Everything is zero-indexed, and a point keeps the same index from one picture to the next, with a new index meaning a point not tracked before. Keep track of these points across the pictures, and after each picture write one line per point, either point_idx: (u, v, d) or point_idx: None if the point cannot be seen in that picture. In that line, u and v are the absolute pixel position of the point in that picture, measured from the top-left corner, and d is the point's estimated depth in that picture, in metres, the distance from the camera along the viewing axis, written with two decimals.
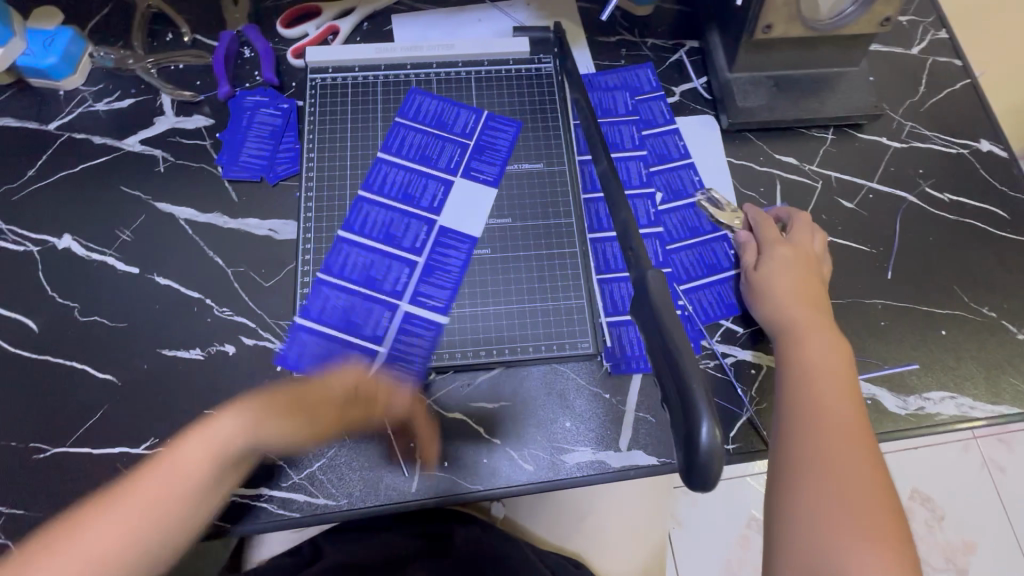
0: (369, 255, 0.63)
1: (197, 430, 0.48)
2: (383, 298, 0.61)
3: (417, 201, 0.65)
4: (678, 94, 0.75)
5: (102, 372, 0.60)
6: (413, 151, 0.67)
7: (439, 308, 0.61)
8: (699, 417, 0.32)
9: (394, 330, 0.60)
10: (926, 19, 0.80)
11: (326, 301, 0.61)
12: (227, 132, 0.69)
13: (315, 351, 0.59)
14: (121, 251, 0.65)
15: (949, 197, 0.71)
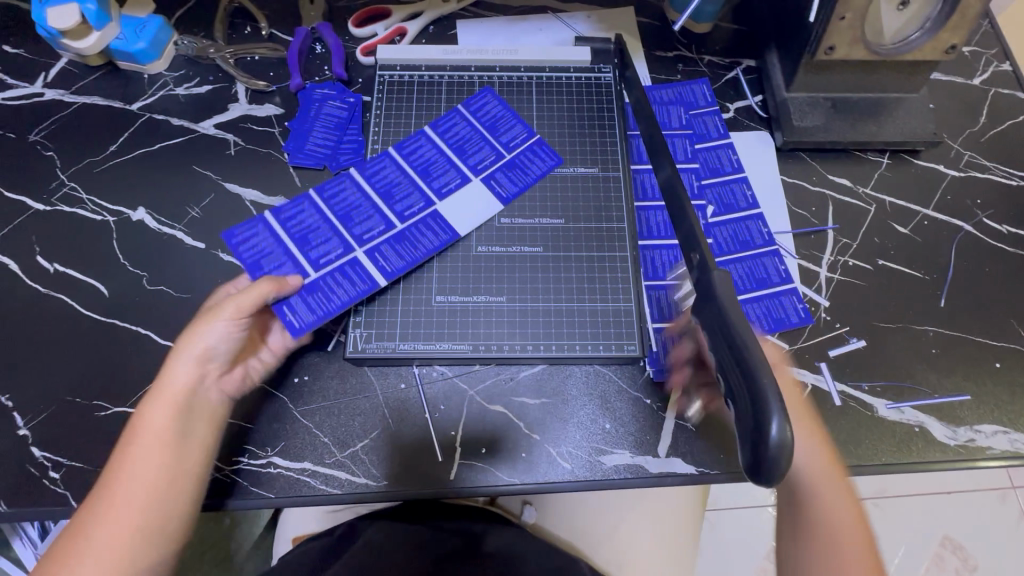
0: (356, 202, 0.65)
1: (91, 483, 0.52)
2: (350, 233, 0.64)
3: (426, 181, 0.67)
4: (733, 111, 0.76)
5: (164, 339, 0.63)
6: (447, 138, 0.69)
7: (387, 270, 0.62)
8: (770, 415, 0.33)
9: (348, 266, 0.62)
10: (990, 51, 0.80)
11: (294, 217, 0.64)
12: (294, 126, 0.72)
13: (264, 244, 0.63)
14: (190, 226, 0.68)
15: (1007, 229, 0.70)
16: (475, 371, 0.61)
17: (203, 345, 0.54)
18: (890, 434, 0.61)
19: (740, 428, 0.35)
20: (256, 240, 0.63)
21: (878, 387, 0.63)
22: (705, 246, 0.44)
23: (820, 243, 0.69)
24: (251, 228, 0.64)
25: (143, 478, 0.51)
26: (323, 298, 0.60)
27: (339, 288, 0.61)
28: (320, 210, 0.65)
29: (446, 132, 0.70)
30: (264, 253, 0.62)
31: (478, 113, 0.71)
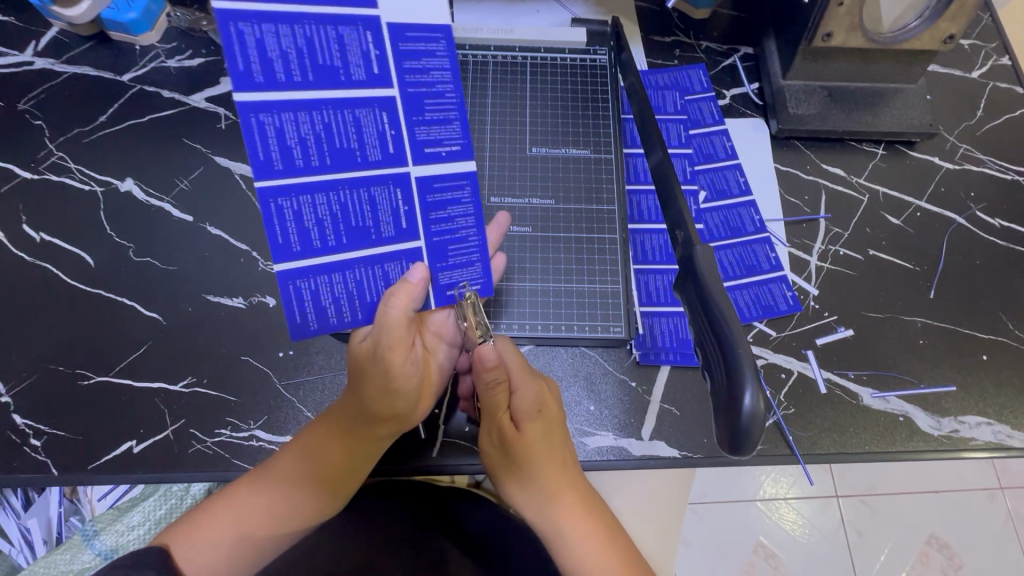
0: (387, 178, 0.51)
1: (296, 464, 0.52)
2: (415, 211, 0.53)
3: (429, 128, 0.52)
4: (728, 98, 0.75)
5: (149, 310, 0.62)
6: (405, 69, 0.50)
7: (472, 222, 0.55)
8: (743, 385, 0.33)
9: (446, 242, 0.54)
10: (989, 45, 0.79)
11: (351, 236, 0.51)
12: (247, 107, 0.45)
13: (338, 287, 0.52)
14: (178, 198, 0.68)
15: (1000, 223, 0.70)
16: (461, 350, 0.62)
17: (361, 379, 0.51)
18: (874, 423, 0.61)
19: (714, 399, 0.35)
20: (330, 292, 0.52)
21: (864, 375, 0.62)
22: (689, 221, 0.43)
23: (812, 231, 0.69)
24: (303, 288, 0.51)
25: (285, 495, 0.52)
26: (454, 265, 0.55)
27: (457, 253, 0.55)
28: (367, 210, 0.51)
29: (388, 49, 0.49)
30: (346, 296, 0.52)
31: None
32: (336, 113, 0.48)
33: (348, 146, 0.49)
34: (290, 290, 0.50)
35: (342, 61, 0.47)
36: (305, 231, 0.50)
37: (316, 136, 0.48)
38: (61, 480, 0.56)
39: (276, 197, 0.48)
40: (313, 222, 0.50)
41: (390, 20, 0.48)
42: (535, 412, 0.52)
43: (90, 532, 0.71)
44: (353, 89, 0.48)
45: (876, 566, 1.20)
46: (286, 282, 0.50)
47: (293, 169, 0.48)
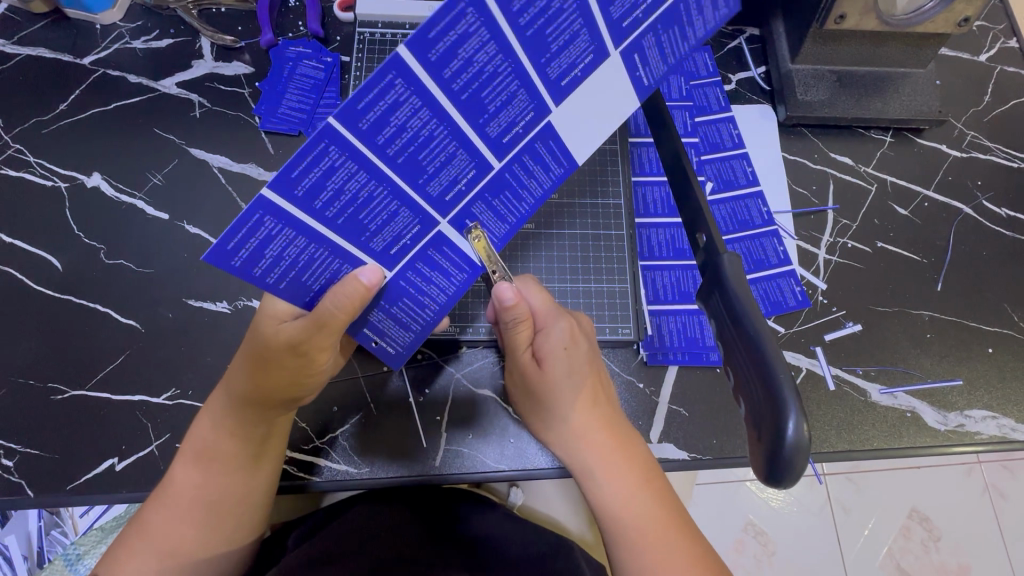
0: (419, 217, 0.40)
1: (201, 457, 0.47)
2: (409, 252, 0.43)
3: (485, 207, 0.44)
4: (734, 83, 0.72)
5: (126, 318, 0.58)
6: (520, 157, 0.42)
7: (436, 302, 0.48)
8: (786, 411, 0.30)
9: (410, 291, 0.46)
10: (997, 26, 0.77)
11: (345, 225, 0.38)
12: (395, 65, 0.31)
13: (293, 250, 0.37)
14: (151, 195, 0.63)
15: (1006, 213, 0.69)
16: (462, 354, 0.60)
17: (263, 367, 0.43)
18: (882, 419, 0.60)
19: (751, 424, 0.33)
20: (282, 249, 0.37)
21: (872, 371, 0.62)
22: (712, 222, 0.40)
23: (820, 223, 0.67)
24: (262, 226, 0.35)
25: (198, 498, 0.46)
26: (395, 312, 0.47)
27: (402, 309, 0.47)
28: (380, 221, 0.39)
29: (529, 135, 0.41)
30: (291, 263, 0.38)
31: (596, 96, 0.42)
32: (444, 140, 0.36)
33: (423, 164, 0.37)
34: (249, 219, 0.34)
35: (495, 108, 0.37)
36: (310, 190, 0.34)
37: (413, 137, 0.35)
38: (39, 503, 0.52)
39: (331, 144, 0.33)
40: (333, 187, 0.35)
41: (557, 121, 0.41)
42: (565, 351, 0.49)
43: (72, 556, 0.70)
44: (472, 137, 0.37)
45: (861, 540, 1.23)
46: (252, 210, 0.33)
47: (361, 135, 0.33)
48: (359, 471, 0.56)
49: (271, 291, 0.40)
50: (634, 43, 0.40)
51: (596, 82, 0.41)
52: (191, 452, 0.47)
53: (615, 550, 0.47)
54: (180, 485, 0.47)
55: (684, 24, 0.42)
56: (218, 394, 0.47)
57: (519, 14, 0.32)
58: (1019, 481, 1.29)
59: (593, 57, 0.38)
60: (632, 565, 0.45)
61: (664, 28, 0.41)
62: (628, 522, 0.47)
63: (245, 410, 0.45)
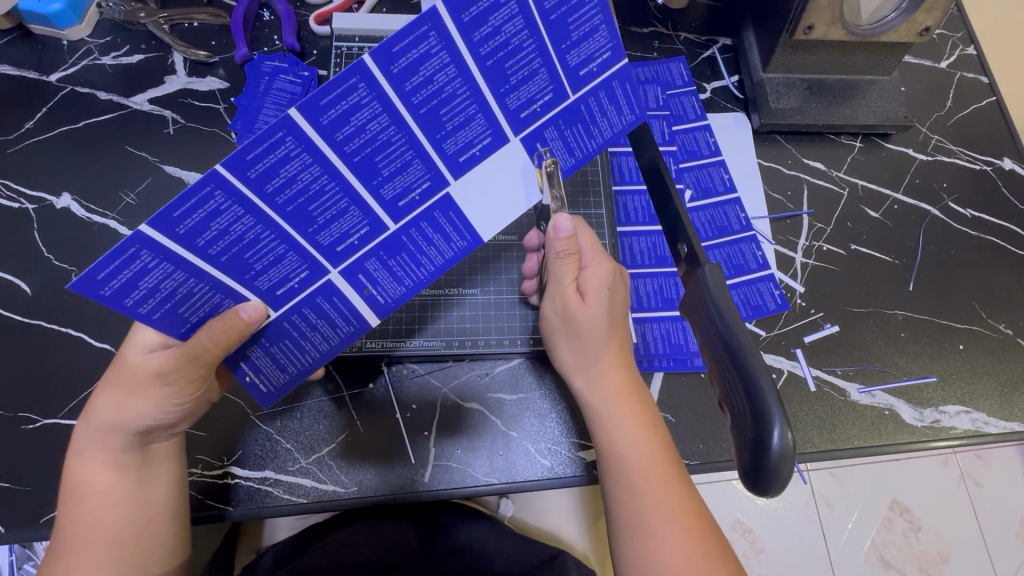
0: (309, 264, 0.41)
1: (81, 496, 0.43)
2: (297, 295, 0.43)
3: (380, 270, 0.45)
4: (709, 91, 0.74)
5: (101, 342, 0.56)
6: (418, 223, 0.43)
7: (323, 350, 0.48)
8: (770, 420, 0.31)
9: (293, 333, 0.46)
10: (955, 34, 0.81)
11: (228, 263, 0.38)
12: (286, 125, 0.32)
13: (169, 283, 0.37)
14: (124, 214, 0.61)
15: (971, 213, 0.71)
16: (448, 367, 0.59)
17: (129, 395, 0.43)
18: (862, 418, 0.61)
19: (737, 434, 0.33)
20: (156, 279, 0.36)
21: (851, 371, 0.63)
22: (690, 232, 0.41)
23: (795, 227, 0.69)
24: (138, 258, 0.34)
25: (98, 545, 0.42)
26: (276, 354, 0.46)
27: (289, 352, 0.47)
28: (266, 263, 0.39)
29: (426, 203, 0.42)
30: (168, 295, 0.37)
31: (490, 177, 0.43)
32: (335, 195, 0.38)
33: (314, 215, 0.38)
34: (123, 251, 0.33)
35: (389, 173, 0.39)
36: (191, 227, 0.34)
37: (303, 190, 0.36)
38: (10, 538, 0.50)
39: (217, 188, 0.33)
40: (217, 228, 0.35)
41: (455, 194, 0.43)
42: (607, 290, 0.48)
43: None
44: (367, 197, 0.39)
45: (845, 534, 1.25)
46: (128, 241, 0.33)
47: (249, 183, 0.34)
48: (347, 490, 0.54)
49: (145, 320, 0.39)
50: (535, 132, 0.42)
51: (494, 162, 0.42)
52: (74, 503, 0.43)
53: (612, 489, 0.46)
54: (72, 531, 0.42)
55: (591, 123, 0.44)
56: (84, 432, 0.44)
57: (411, 94, 0.35)
58: (993, 469, 1.33)
59: (490, 140, 0.41)
60: (629, 508, 0.45)
61: (567, 124, 0.44)
62: (632, 464, 0.46)
63: (117, 436, 0.43)
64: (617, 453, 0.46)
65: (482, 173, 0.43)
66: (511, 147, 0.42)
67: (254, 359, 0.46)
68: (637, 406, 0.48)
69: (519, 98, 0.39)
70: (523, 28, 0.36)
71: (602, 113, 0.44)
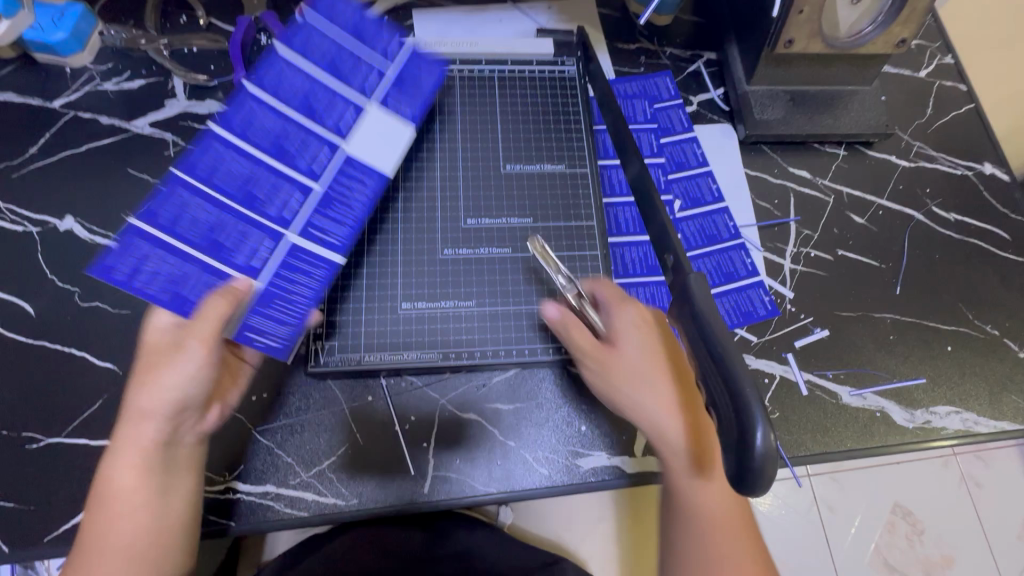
0: (261, 227, 0.55)
1: (110, 495, 0.46)
2: (270, 263, 0.54)
3: (322, 219, 0.57)
4: (695, 104, 0.76)
5: (104, 360, 0.57)
6: (337, 176, 0.57)
7: (307, 295, 0.55)
8: (753, 423, 0.32)
9: (279, 293, 0.54)
10: (933, 44, 0.83)
11: (205, 245, 0.52)
12: (213, 138, 0.54)
13: (166, 263, 0.51)
14: None
15: (954, 217, 0.73)
16: (446, 379, 0.60)
17: (161, 404, 0.46)
18: (854, 421, 0.62)
19: (722, 436, 0.34)
20: (156, 261, 0.51)
21: (841, 374, 0.64)
22: (676, 243, 0.42)
23: (783, 234, 0.70)
24: (139, 250, 0.50)
25: (116, 547, 0.45)
26: (272, 312, 0.54)
27: (281, 305, 0.54)
28: (234, 240, 0.53)
29: (332, 166, 0.57)
30: (166, 276, 0.51)
31: (376, 141, 0.59)
32: (265, 174, 0.55)
33: (257, 193, 0.55)
34: (129, 242, 0.50)
35: (296, 154, 0.56)
36: (192, 223, 0.52)
37: (240, 178, 0.54)
38: (14, 557, 0.51)
39: (180, 188, 0.52)
40: (189, 216, 0.52)
41: (353, 150, 0.58)
42: (636, 332, 0.54)
43: None
44: (291, 172, 0.56)
45: (849, 539, 1.25)
46: (132, 235, 0.50)
47: (196, 176, 0.53)
48: (347, 501, 0.55)
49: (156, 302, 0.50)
50: (377, 101, 0.60)
51: (369, 129, 0.59)
52: (104, 503, 0.46)
53: (679, 528, 0.52)
54: (99, 529, 0.46)
55: (407, 86, 0.61)
56: (119, 436, 0.47)
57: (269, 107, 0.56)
58: (993, 470, 1.34)
59: (351, 115, 0.58)
60: (694, 544, 0.51)
61: (394, 93, 0.61)
62: (707, 513, 0.51)
63: (151, 439, 0.46)
64: (694, 505, 0.51)
65: (361, 127, 0.58)
66: (370, 112, 0.59)
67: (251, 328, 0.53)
68: (704, 449, 0.51)
69: (404, 96, 0.61)
70: (310, 74, 0.58)
71: (416, 80, 0.62)
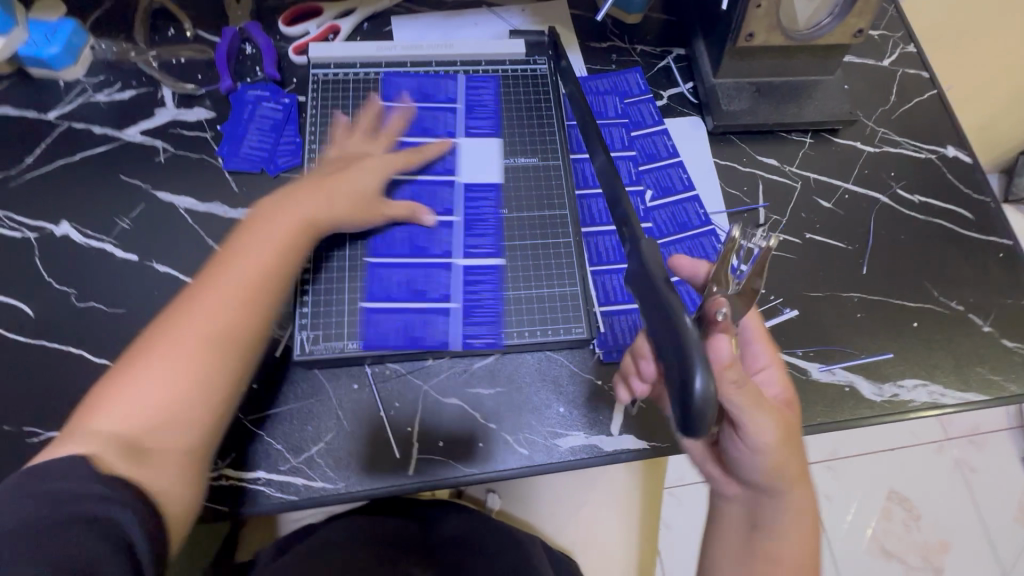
0: (438, 266, 0.64)
1: (241, 253, 0.55)
2: (457, 287, 0.63)
3: (472, 238, 0.66)
4: (666, 98, 0.79)
5: (100, 357, 0.60)
6: (467, 201, 0.68)
7: (496, 295, 0.63)
8: (693, 369, 0.36)
9: (476, 305, 0.63)
10: (896, 34, 0.86)
11: (411, 295, 0.62)
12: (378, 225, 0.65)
13: (390, 320, 0.61)
14: (120, 238, 0.65)
15: (918, 199, 0.76)
16: (428, 366, 0.63)
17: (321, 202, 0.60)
18: (823, 396, 0.65)
19: (670, 386, 0.39)
20: (389, 321, 0.61)
21: (811, 352, 0.67)
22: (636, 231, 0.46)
23: (752, 219, 0.73)
24: (372, 320, 0.61)
25: (225, 310, 0.52)
26: (477, 319, 0.62)
27: (482, 314, 0.63)
28: (424, 282, 0.63)
29: (461, 197, 0.68)
30: (399, 329, 0.61)
31: (485, 162, 0.70)
32: (423, 230, 0.65)
33: (424, 244, 0.65)
34: (368, 322, 0.61)
35: (432, 200, 0.67)
36: (387, 281, 0.63)
37: (406, 240, 0.65)
38: None
39: (377, 268, 0.63)
40: (394, 283, 0.63)
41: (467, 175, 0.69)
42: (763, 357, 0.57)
43: None
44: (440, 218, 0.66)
45: (845, 524, 1.27)
46: (366, 313, 0.61)
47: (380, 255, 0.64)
48: (336, 485, 0.57)
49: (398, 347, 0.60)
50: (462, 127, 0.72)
51: (485, 155, 0.70)
52: (200, 291, 0.52)
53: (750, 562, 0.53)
54: (215, 285, 0.53)
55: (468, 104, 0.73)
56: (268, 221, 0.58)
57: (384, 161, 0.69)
58: (987, 453, 1.35)
59: (455, 149, 0.70)
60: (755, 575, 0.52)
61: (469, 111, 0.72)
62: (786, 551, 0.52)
63: (294, 230, 0.58)
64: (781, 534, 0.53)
65: (464, 158, 0.70)
66: (464, 145, 0.70)
67: (436, 333, 0.61)
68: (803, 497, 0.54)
69: (481, 115, 0.72)
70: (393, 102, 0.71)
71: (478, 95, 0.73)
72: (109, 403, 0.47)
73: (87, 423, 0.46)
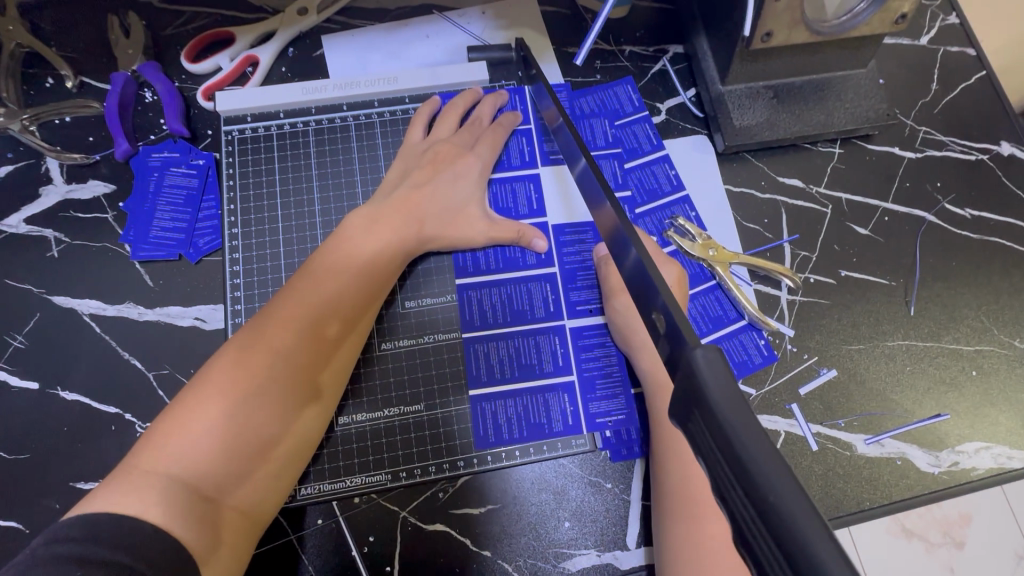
0: (546, 332, 0.56)
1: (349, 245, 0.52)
2: (570, 358, 0.56)
3: (581, 293, 0.58)
4: (664, 112, 0.65)
5: (3, 519, 0.49)
6: (563, 252, 0.59)
7: (619, 363, 0.56)
8: None
9: (596, 374, 0.56)
10: (935, 2, 0.71)
11: (521, 371, 0.55)
12: (464, 287, 0.57)
13: (503, 407, 0.54)
14: (14, 362, 0.53)
15: (970, 213, 0.64)
16: (401, 488, 0.52)
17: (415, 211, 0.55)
18: (870, 473, 0.55)
19: None
20: (505, 410, 0.54)
21: (855, 421, 0.56)
22: (667, 294, 0.32)
23: (777, 260, 0.61)
24: (484, 409, 0.54)
25: (338, 298, 0.50)
26: (602, 396, 0.55)
27: (606, 383, 0.56)
28: (535, 352, 0.56)
29: (553, 243, 0.60)
30: (518, 417, 0.54)
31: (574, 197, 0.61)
32: (514, 289, 0.58)
33: (521, 308, 0.57)
34: (478, 411, 0.54)
35: (522, 253, 0.59)
36: (488, 362, 0.55)
37: (499, 304, 0.57)
38: None
39: (475, 343, 0.56)
40: (504, 359, 0.55)
41: (559, 220, 0.61)
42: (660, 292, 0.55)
43: None
44: (531, 273, 0.58)
45: None
46: (475, 403, 0.54)
47: (472, 327, 0.56)
48: None
49: (524, 438, 0.54)
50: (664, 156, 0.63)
51: (570, 189, 0.61)
52: (316, 271, 0.50)
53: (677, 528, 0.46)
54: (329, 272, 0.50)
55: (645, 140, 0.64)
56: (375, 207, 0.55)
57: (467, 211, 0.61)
58: None
59: (535, 184, 0.62)
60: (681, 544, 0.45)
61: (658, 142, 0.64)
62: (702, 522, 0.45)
63: (400, 233, 0.54)
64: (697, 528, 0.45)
65: (547, 195, 0.61)
66: (544, 177, 0.62)
67: (557, 416, 0.54)
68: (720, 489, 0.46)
69: None
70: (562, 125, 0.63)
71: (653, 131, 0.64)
72: (175, 434, 0.41)
73: (147, 456, 0.40)
